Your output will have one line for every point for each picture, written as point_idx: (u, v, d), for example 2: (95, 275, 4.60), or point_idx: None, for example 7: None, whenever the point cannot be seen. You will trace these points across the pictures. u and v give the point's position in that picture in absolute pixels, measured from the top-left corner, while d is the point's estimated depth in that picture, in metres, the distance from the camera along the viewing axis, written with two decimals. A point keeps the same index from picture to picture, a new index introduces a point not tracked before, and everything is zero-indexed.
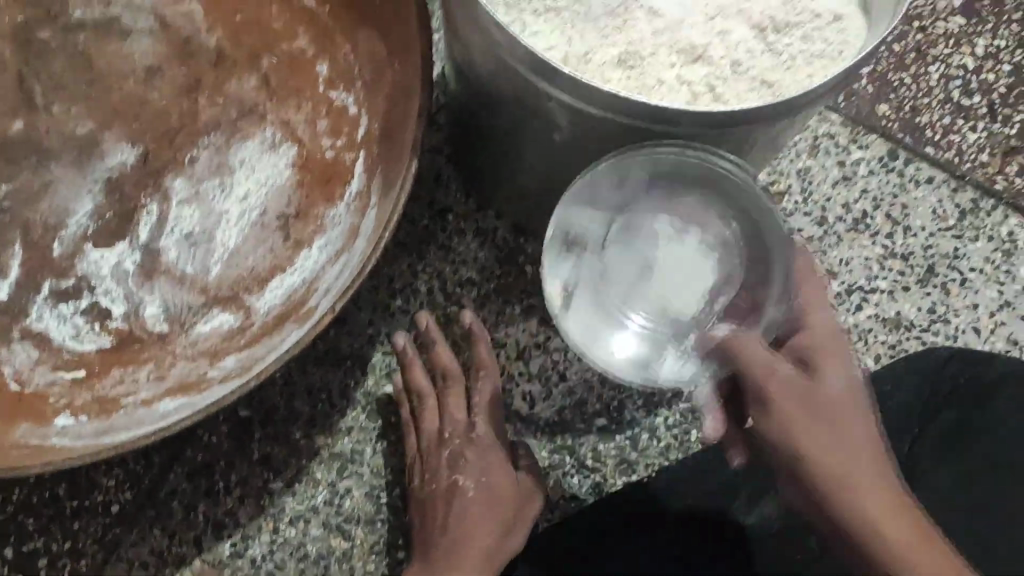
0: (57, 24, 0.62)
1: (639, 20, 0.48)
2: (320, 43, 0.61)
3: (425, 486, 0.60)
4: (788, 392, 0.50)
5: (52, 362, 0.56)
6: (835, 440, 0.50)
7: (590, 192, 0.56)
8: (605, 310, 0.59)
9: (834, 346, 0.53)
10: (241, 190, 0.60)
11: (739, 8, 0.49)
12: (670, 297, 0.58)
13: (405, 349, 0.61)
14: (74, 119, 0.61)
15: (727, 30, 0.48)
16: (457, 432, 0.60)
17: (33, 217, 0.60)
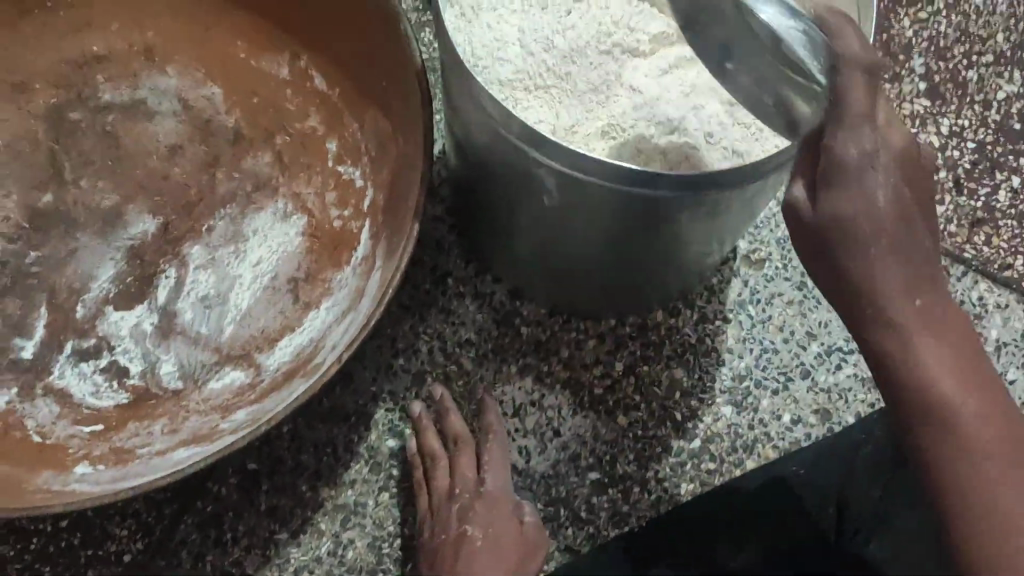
0: (87, 107, 0.68)
1: (621, 98, 0.53)
2: (330, 122, 0.67)
3: (434, 537, 0.59)
4: (805, 235, 0.41)
5: (73, 416, 0.59)
6: (871, 267, 0.41)
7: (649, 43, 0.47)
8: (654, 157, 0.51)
9: (849, 165, 0.39)
10: (254, 256, 0.64)
11: (711, 86, 0.53)
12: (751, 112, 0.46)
13: (422, 416, 0.63)
14: (101, 192, 0.66)
15: (701, 105, 0.53)
16: (467, 488, 0.61)
17: (58, 282, 0.63)
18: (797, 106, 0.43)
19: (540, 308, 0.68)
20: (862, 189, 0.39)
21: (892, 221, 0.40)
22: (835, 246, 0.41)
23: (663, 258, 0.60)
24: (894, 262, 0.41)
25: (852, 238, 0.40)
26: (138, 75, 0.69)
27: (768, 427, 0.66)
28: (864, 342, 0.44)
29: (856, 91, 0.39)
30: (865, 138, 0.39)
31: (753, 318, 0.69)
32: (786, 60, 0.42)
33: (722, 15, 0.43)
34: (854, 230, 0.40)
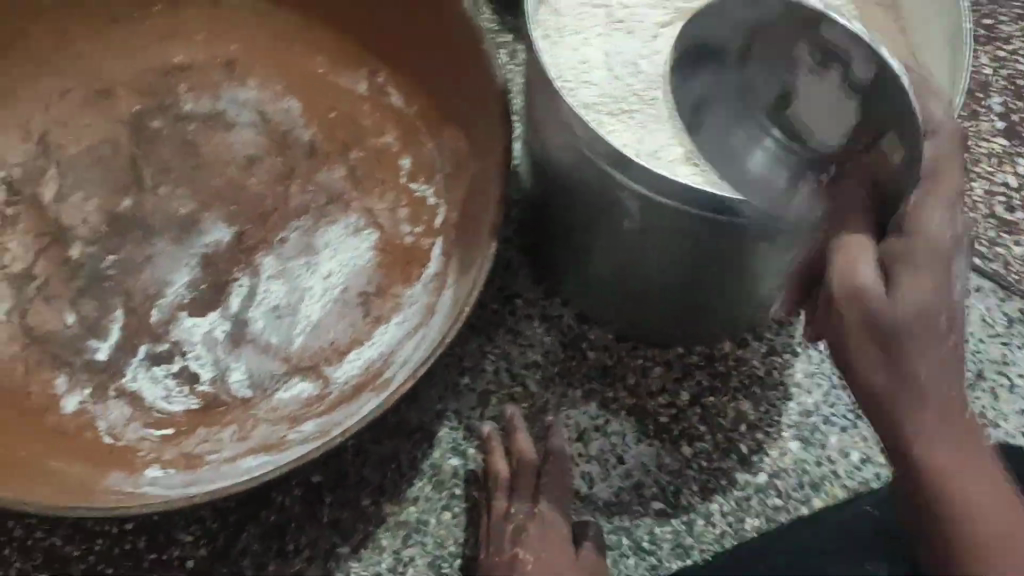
0: (168, 115, 0.69)
1: None
2: (406, 139, 0.68)
3: (490, 556, 0.59)
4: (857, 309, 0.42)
5: (144, 419, 0.59)
6: (894, 360, 0.42)
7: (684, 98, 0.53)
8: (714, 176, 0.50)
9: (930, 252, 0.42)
10: (326, 268, 0.65)
11: None
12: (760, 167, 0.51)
13: (490, 437, 0.63)
14: (178, 199, 0.67)
15: None
16: (522, 507, 0.60)
17: (134, 285, 0.64)
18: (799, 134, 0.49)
19: (607, 333, 0.68)
20: (912, 280, 0.42)
21: (928, 336, 0.41)
22: (884, 325, 0.41)
23: (737, 288, 0.59)
24: (931, 363, 0.42)
25: (899, 326, 0.41)
26: (219, 86, 0.70)
27: (837, 465, 0.65)
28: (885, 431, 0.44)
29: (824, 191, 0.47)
30: (946, 217, 0.43)
31: (822, 352, 0.68)
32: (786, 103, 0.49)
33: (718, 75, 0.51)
34: (902, 326, 0.41)
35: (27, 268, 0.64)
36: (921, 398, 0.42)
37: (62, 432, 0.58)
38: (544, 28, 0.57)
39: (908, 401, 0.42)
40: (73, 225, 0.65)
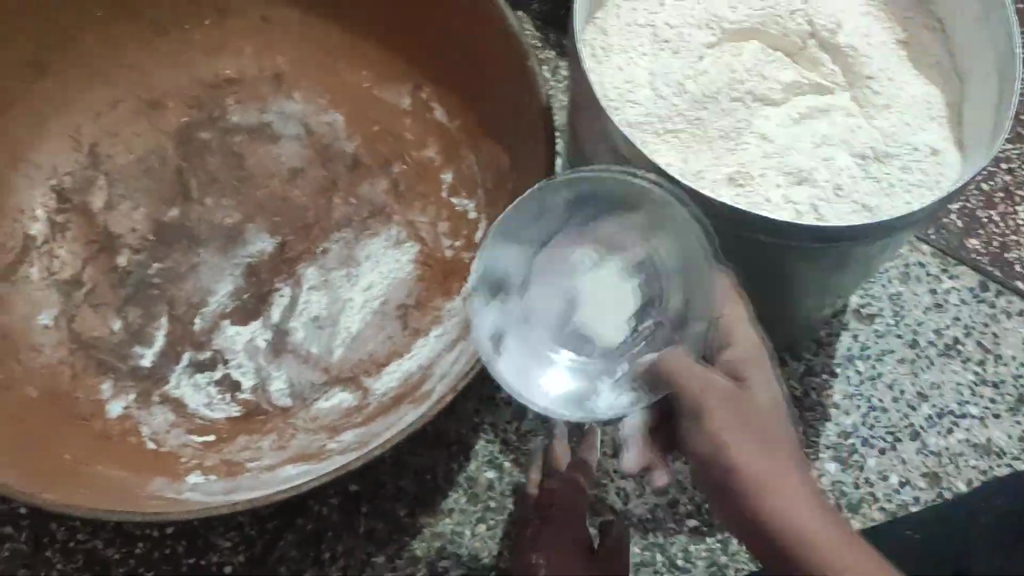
0: (216, 127, 0.70)
1: (750, 145, 0.53)
2: (447, 153, 0.69)
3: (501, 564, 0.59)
4: (716, 399, 0.45)
5: (187, 426, 0.60)
6: (750, 443, 0.45)
7: (524, 231, 0.48)
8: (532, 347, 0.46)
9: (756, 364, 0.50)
10: (366, 280, 0.66)
11: (842, 138, 0.53)
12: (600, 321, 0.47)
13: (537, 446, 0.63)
14: (224, 210, 0.68)
15: (831, 156, 0.52)
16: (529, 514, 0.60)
17: (178, 294, 0.65)
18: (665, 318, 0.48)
19: None
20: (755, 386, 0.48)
21: (767, 428, 0.46)
22: (740, 412, 0.46)
23: (777, 308, 0.59)
24: (770, 427, 0.47)
25: (738, 406, 0.46)
26: (266, 99, 0.71)
27: (874, 487, 0.64)
28: (740, 505, 0.45)
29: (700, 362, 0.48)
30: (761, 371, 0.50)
31: (862, 373, 0.68)
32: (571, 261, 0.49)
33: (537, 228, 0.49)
34: (731, 406, 0.46)
35: (76, 275, 0.65)
36: (775, 477, 0.44)
37: (108, 437, 0.59)
38: (589, 46, 0.56)
39: (772, 480, 0.44)
40: (122, 233, 0.66)
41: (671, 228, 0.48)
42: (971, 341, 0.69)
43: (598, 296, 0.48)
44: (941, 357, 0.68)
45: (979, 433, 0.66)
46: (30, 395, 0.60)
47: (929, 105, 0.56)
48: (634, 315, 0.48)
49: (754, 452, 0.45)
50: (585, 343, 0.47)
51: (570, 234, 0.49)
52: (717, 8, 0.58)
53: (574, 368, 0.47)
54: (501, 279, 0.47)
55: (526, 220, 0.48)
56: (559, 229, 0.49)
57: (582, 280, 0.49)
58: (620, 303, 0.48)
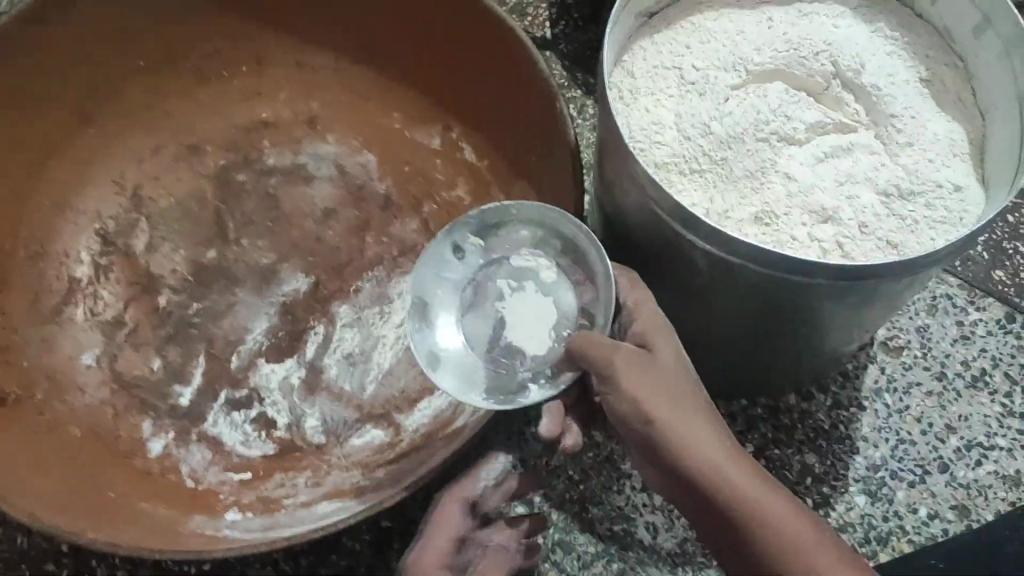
0: (252, 169, 0.73)
1: (775, 183, 0.54)
2: (476, 193, 0.71)
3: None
4: (629, 362, 0.47)
5: (224, 463, 0.62)
6: (659, 404, 0.46)
7: (447, 272, 0.57)
8: (468, 366, 0.55)
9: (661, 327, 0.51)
10: (397, 317, 0.67)
11: (866, 176, 0.54)
12: (522, 329, 0.55)
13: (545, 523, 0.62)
14: (259, 250, 0.70)
15: (855, 195, 0.53)
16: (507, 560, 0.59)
17: (216, 333, 0.66)
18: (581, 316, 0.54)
19: None
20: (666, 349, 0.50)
21: (677, 394, 0.47)
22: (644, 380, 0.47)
23: (803, 344, 0.60)
24: (686, 386, 0.48)
25: (647, 378, 0.47)
26: (301, 143, 0.74)
27: (904, 520, 0.65)
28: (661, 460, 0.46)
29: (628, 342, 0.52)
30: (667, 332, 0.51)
31: (890, 406, 0.68)
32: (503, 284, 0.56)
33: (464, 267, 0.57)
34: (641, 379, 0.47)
35: (118, 316, 0.67)
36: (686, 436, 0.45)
37: (149, 474, 0.61)
38: (616, 88, 0.58)
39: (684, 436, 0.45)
40: (161, 274, 0.68)
41: (563, 236, 0.55)
42: (999, 373, 0.69)
43: (520, 309, 0.55)
44: (969, 389, 0.69)
45: (1008, 464, 0.66)
46: (74, 434, 0.61)
47: (952, 141, 0.56)
48: (555, 326, 0.54)
49: (663, 415, 0.46)
50: (513, 359, 0.54)
51: (492, 269, 0.57)
52: (742, 51, 0.58)
53: (504, 380, 0.54)
54: (433, 313, 0.56)
55: (447, 261, 0.57)
56: (480, 266, 0.57)
57: (507, 304, 0.56)
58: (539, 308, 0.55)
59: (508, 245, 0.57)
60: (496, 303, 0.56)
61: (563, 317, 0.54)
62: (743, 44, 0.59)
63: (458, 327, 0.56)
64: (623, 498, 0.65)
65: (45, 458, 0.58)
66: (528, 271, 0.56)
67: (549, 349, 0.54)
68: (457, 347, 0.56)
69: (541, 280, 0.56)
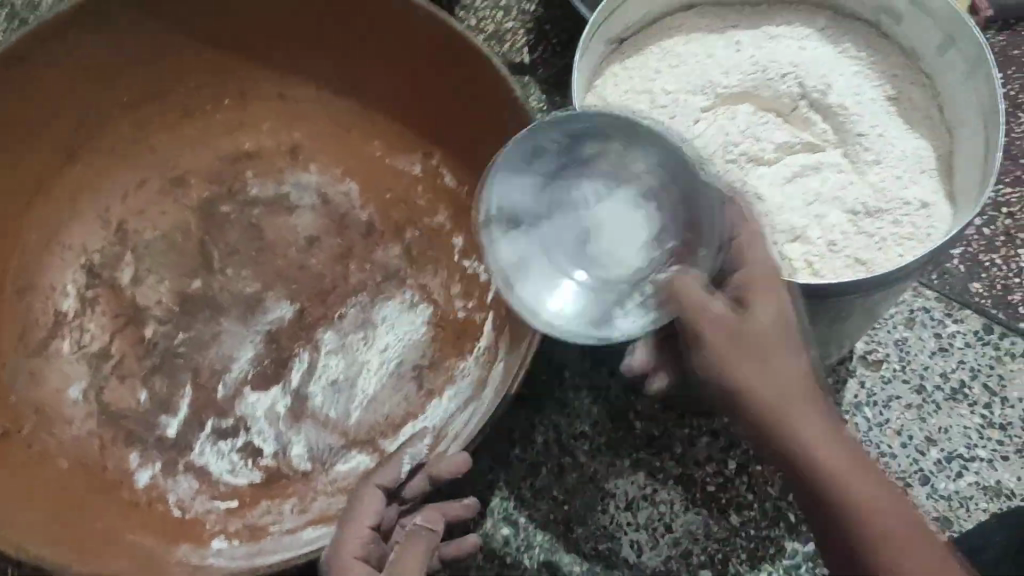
0: (236, 200, 0.74)
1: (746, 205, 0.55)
2: (458, 218, 0.72)
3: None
4: (718, 330, 0.47)
5: (210, 492, 0.63)
6: (756, 378, 0.47)
7: (521, 168, 0.51)
8: (552, 277, 0.51)
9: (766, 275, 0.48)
10: (382, 343, 0.68)
11: (834, 196, 0.55)
12: (617, 248, 0.52)
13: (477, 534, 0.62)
14: (244, 279, 0.70)
15: (822, 213, 0.55)
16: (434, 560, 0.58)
17: (202, 363, 0.67)
18: (697, 232, 0.51)
19: (654, 403, 0.69)
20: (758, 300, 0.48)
21: (773, 357, 0.47)
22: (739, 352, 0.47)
23: None
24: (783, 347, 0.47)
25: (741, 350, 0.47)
26: (283, 173, 0.75)
27: None
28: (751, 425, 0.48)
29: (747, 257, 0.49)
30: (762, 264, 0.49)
31: (870, 420, 0.69)
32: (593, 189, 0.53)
33: (535, 164, 0.52)
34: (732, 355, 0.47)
35: (104, 348, 0.68)
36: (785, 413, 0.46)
37: (136, 505, 0.62)
38: (588, 112, 0.58)
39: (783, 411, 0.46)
40: (147, 306, 0.69)
41: (656, 156, 0.51)
42: (978, 384, 0.70)
43: (609, 228, 0.52)
44: (948, 401, 0.69)
45: (988, 475, 0.67)
46: (62, 467, 0.62)
47: (920, 158, 0.57)
48: (653, 240, 0.52)
49: (762, 391, 0.47)
50: (603, 271, 0.51)
51: (580, 175, 0.53)
52: (710, 74, 0.60)
53: (594, 312, 0.50)
54: (513, 215, 0.52)
55: (517, 157, 0.51)
56: (555, 163, 0.52)
57: (596, 207, 0.52)
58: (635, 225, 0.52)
59: (589, 145, 0.51)
60: (588, 205, 0.52)
61: (662, 232, 0.52)
62: (712, 66, 0.60)
63: (536, 232, 0.52)
64: (608, 517, 0.65)
65: (33, 492, 0.59)
66: (622, 175, 0.52)
67: (646, 270, 0.51)
68: (543, 248, 0.52)
69: (634, 194, 0.52)
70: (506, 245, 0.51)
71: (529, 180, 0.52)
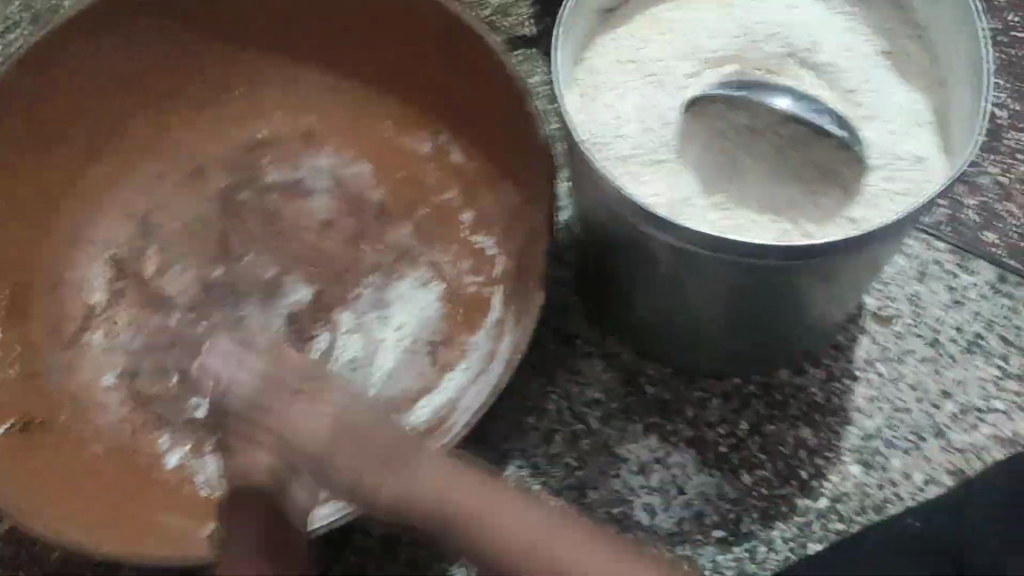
0: (253, 187, 0.76)
1: (736, 180, 0.57)
2: (466, 194, 0.73)
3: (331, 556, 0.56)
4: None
5: None
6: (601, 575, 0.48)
7: (752, 134, 0.56)
8: (737, 136, 0.56)
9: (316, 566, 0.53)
10: (397, 320, 0.70)
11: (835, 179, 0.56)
12: (754, 118, 0.55)
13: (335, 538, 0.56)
14: (264, 264, 0.73)
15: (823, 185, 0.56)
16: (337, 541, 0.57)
17: (227, 347, 0.70)
18: (757, 111, 0.55)
19: (664, 367, 0.71)
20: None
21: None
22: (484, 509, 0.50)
23: (779, 325, 0.62)
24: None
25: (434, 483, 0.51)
26: (297, 157, 0.77)
27: (899, 487, 0.66)
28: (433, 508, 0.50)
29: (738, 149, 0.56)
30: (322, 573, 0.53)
31: (883, 375, 0.70)
32: (776, 125, 0.55)
33: (769, 130, 0.55)
34: (488, 517, 0.49)
35: (134, 337, 0.71)
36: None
37: (167, 487, 0.65)
38: (579, 86, 0.61)
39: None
40: (172, 295, 0.72)
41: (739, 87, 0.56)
42: (993, 335, 0.71)
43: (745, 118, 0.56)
44: (963, 353, 0.71)
45: (1006, 426, 0.68)
46: (98, 453, 0.65)
47: (915, 110, 0.59)
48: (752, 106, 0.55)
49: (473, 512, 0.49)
50: (741, 135, 0.56)
51: (766, 95, 0.55)
52: (697, 39, 0.62)
53: (736, 122, 0.56)
54: (753, 129, 0.56)
55: (752, 129, 0.56)
56: (762, 118, 0.55)
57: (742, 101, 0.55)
58: (754, 114, 0.55)
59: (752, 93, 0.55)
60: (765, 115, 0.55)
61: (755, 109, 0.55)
62: (699, 32, 0.62)
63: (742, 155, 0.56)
64: (621, 482, 0.67)
65: (61, 474, 0.63)
66: (760, 89, 0.55)
67: (731, 120, 0.56)
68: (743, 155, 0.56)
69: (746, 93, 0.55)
70: (772, 120, 0.55)
71: (776, 128, 0.55)
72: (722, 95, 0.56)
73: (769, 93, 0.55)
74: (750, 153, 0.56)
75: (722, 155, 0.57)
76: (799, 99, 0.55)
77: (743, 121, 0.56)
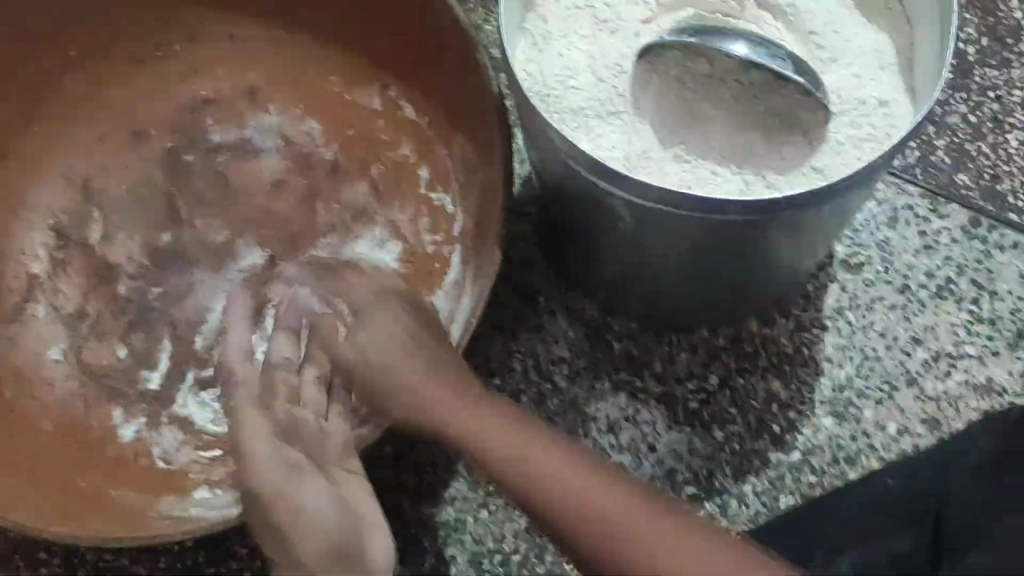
0: (199, 148, 0.72)
1: (693, 131, 0.54)
2: (421, 149, 0.70)
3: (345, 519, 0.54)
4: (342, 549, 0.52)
5: (195, 443, 0.64)
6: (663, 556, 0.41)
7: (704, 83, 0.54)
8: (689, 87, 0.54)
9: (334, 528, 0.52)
10: None
11: (793, 129, 0.53)
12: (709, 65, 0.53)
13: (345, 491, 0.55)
14: (214, 228, 0.70)
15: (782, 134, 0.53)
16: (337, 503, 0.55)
17: (178, 314, 0.68)
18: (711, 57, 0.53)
19: (631, 323, 0.69)
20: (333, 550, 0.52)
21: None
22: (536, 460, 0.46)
23: (746, 277, 0.60)
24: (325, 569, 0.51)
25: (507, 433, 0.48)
26: (244, 116, 0.73)
27: (871, 438, 0.65)
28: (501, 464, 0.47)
29: (692, 99, 0.54)
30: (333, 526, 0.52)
31: (854, 324, 0.68)
32: (730, 71, 0.53)
33: (722, 79, 0.53)
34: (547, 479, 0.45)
35: (79, 309, 0.68)
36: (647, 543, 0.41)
37: (122, 462, 0.63)
38: (529, 36, 0.58)
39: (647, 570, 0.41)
40: (119, 263, 0.69)
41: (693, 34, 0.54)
42: (965, 280, 0.70)
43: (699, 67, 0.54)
44: (935, 299, 0.69)
45: (978, 372, 0.67)
46: (47, 430, 0.63)
47: (879, 53, 0.56)
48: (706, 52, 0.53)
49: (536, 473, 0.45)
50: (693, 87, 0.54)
51: (721, 41, 0.53)
52: None
53: (688, 71, 0.54)
54: (706, 78, 0.54)
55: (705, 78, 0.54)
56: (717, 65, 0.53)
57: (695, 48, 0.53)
58: (706, 62, 0.53)
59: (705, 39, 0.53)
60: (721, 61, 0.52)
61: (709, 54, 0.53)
62: None
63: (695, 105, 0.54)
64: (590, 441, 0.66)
65: (42, 467, 0.60)
66: (715, 35, 0.53)
67: (682, 69, 0.54)
68: (696, 105, 0.54)
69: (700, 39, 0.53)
70: (727, 67, 0.53)
71: (730, 75, 0.53)
72: (676, 40, 0.53)
73: (722, 39, 0.53)
74: (702, 104, 0.54)
75: (674, 106, 0.55)
76: (754, 44, 0.52)
77: (696, 69, 0.54)
